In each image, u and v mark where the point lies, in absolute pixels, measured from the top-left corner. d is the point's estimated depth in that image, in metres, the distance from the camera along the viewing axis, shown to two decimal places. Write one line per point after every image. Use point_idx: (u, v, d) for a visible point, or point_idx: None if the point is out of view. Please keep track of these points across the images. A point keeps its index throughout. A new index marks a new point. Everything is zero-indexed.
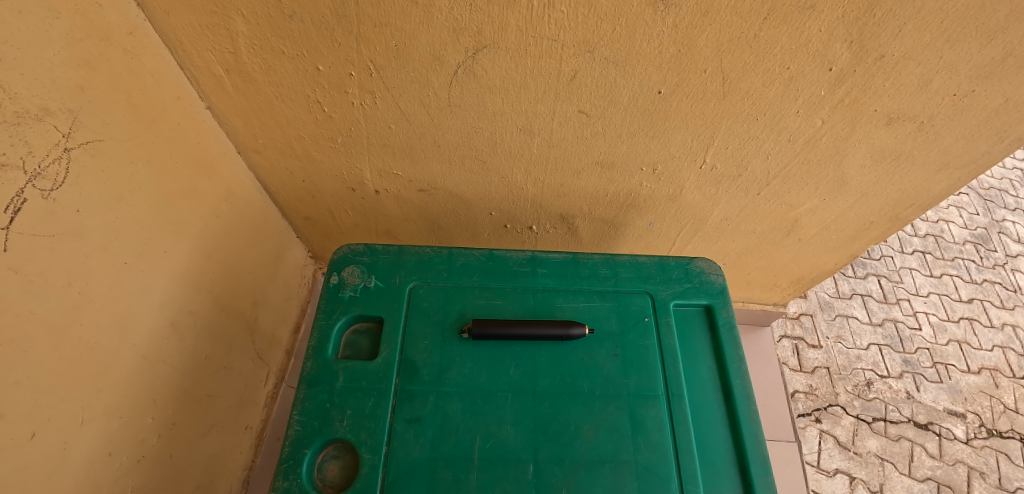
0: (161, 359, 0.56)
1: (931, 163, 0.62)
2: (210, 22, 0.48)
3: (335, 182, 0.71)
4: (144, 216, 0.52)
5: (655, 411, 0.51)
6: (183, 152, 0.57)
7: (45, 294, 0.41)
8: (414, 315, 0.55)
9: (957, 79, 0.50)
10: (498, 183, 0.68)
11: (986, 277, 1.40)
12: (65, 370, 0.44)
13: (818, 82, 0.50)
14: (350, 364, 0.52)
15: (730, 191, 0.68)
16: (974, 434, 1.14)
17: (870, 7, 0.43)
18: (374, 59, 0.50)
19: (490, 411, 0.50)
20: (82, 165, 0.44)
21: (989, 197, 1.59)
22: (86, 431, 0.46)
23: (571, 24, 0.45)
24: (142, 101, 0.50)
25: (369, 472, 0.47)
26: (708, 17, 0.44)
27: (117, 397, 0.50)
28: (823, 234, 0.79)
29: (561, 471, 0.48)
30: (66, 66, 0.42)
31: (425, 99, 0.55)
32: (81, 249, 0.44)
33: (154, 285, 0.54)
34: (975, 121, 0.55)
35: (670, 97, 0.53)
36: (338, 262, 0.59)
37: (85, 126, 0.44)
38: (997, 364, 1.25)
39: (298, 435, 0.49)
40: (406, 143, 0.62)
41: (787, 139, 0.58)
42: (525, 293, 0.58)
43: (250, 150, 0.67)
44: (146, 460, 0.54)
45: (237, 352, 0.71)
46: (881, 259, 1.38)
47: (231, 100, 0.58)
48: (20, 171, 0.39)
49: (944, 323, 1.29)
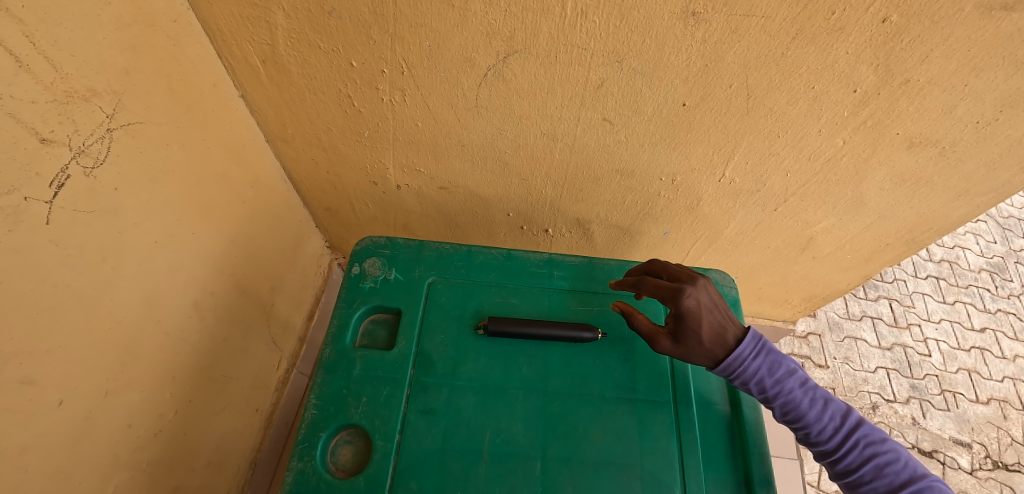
0: (181, 337, 0.57)
1: (951, 188, 0.62)
2: (251, 14, 0.50)
3: (358, 175, 0.73)
4: (176, 198, 0.53)
5: (663, 417, 0.52)
6: (214, 138, 0.58)
7: (80, 267, 0.43)
8: (431, 309, 0.57)
9: (981, 107, 0.50)
10: (518, 185, 0.69)
11: (1000, 306, 1.39)
12: (95, 342, 0.45)
13: (842, 103, 0.51)
14: (368, 353, 0.53)
15: (747, 206, 0.69)
16: (978, 465, 1.14)
17: (898, 31, 0.43)
18: (406, 58, 0.52)
19: (501, 407, 0.51)
20: (123, 145, 0.46)
21: (1008, 226, 1.56)
22: (109, 402, 0.48)
23: (603, 33, 0.46)
24: (180, 87, 0.52)
25: (382, 458, 0.48)
26: (737, 34, 0.44)
27: (140, 371, 0.51)
28: (838, 253, 0.79)
29: (568, 470, 0.49)
30: (114, 50, 0.44)
31: (454, 98, 0.56)
32: (116, 227, 0.46)
33: (180, 265, 0.55)
34: (998, 149, 0.55)
35: (693, 111, 0.54)
36: (359, 252, 0.60)
37: (127, 108, 0.46)
38: (1006, 395, 1.24)
39: (314, 418, 0.50)
40: (431, 141, 0.63)
41: (808, 157, 0.59)
42: (541, 294, 0.59)
43: (278, 139, 0.68)
44: (162, 434, 0.56)
45: (253, 335, 0.72)
46: (893, 282, 1.37)
47: (265, 91, 0.60)
48: (66, 148, 0.40)
49: (954, 350, 1.28)
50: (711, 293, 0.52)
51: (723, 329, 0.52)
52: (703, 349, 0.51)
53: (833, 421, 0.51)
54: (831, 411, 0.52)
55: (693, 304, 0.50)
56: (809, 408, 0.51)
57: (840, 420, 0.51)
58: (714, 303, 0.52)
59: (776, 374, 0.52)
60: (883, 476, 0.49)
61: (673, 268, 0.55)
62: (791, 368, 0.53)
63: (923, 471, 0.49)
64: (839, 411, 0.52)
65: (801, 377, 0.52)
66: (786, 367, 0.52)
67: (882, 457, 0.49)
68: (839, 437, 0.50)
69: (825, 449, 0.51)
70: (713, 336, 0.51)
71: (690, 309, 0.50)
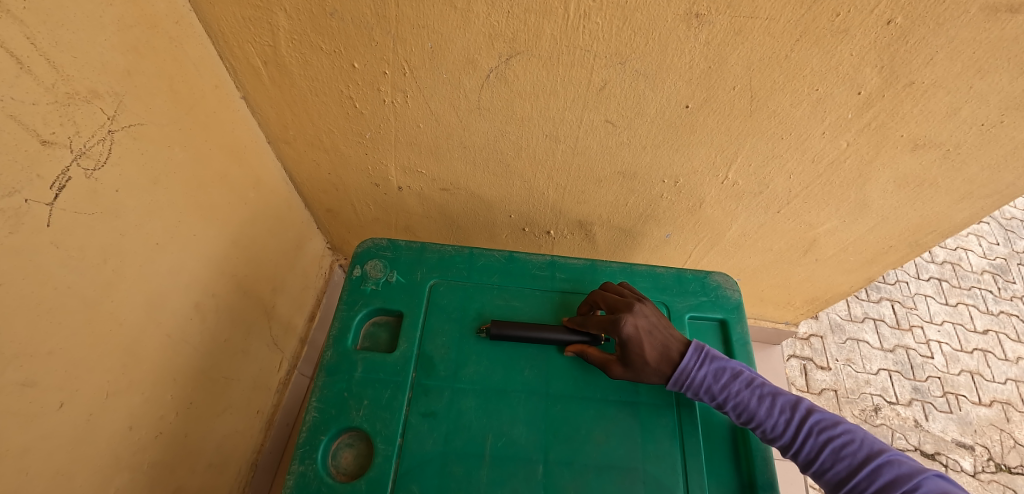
0: (182, 339, 0.57)
1: (954, 191, 0.62)
2: (253, 15, 0.50)
3: (360, 176, 0.72)
4: (177, 199, 0.53)
5: (667, 420, 0.52)
6: (216, 139, 0.58)
7: (82, 269, 0.43)
8: (433, 311, 0.57)
9: (985, 109, 0.50)
10: (520, 186, 0.69)
11: (1003, 308, 1.38)
12: (96, 344, 0.45)
13: (846, 105, 0.51)
14: (369, 355, 0.53)
15: (750, 208, 0.68)
16: (981, 467, 1.13)
17: (902, 33, 0.43)
18: (409, 59, 0.52)
19: (504, 410, 0.51)
20: (124, 146, 0.46)
21: (1011, 227, 1.55)
22: (110, 404, 0.48)
23: (605, 35, 0.46)
24: (182, 88, 0.52)
25: (383, 461, 0.48)
26: (740, 36, 0.44)
27: (141, 373, 0.51)
28: (841, 255, 0.79)
29: (570, 473, 0.49)
30: (115, 51, 0.44)
31: (456, 100, 0.56)
32: (117, 228, 0.46)
33: (181, 266, 0.55)
34: (1002, 151, 0.55)
35: (696, 113, 0.53)
36: (361, 254, 0.60)
37: (129, 110, 0.46)
38: (1009, 397, 1.23)
39: (315, 421, 0.50)
40: (433, 142, 0.63)
41: (811, 159, 0.59)
42: (544, 296, 0.59)
43: (280, 140, 0.68)
44: (162, 436, 0.56)
45: (254, 336, 0.72)
46: (895, 284, 1.36)
47: (267, 92, 0.60)
48: (67, 150, 0.40)
49: (957, 352, 1.28)
50: (652, 317, 0.52)
51: (666, 347, 0.51)
52: (651, 369, 0.51)
53: (782, 414, 0.49)
54: (780, 404, 0.50)
55: (632, 331, 0.50)
56: (763, 407, 0.50)
57: (789, 412, 0.50)
58: (654, 327, 0.52)
59: (722, 381, 0.51)
60: (842, 458, 0.47)
61: (607, 295, 0.55)
62: (735, 369, 0.51)
63: (881, 447, 0.48)
64: (786, 402, 0.50)
65: (746, 377, 0.51)
66: (730, 369, 0.51)
67: (837, 440, 0.48)
68: (789, 430, 0.49)
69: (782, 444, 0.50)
70: (663, 357, 0.51)
71: (628, 336, 0.50)
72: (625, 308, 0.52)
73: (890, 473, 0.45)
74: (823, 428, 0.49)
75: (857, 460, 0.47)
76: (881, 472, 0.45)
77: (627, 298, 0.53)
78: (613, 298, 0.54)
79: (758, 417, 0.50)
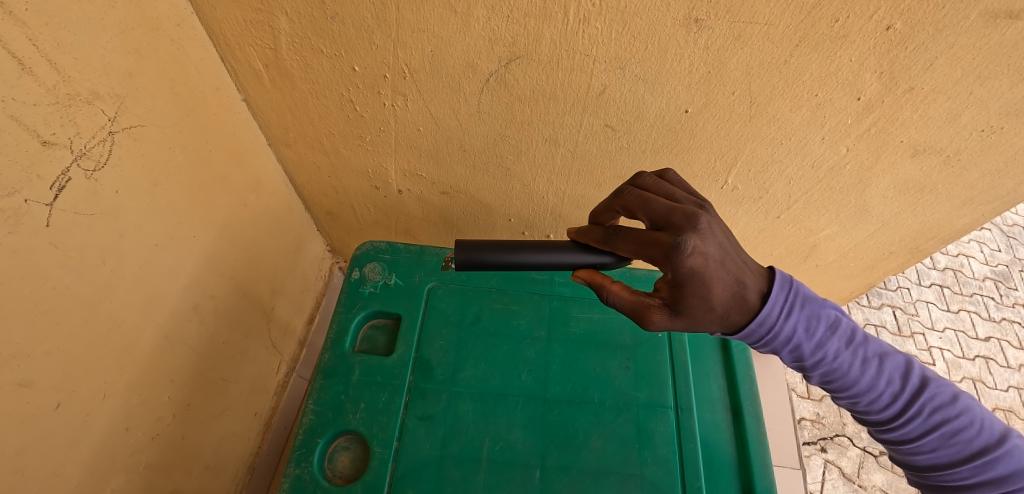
0: (181, 340, 0.57)
1: (955, 197, 0.62)
2: (255, 18, 0.50)
3: (360, 180, 0.73)
4: (177, 200, 0.53)
5: (663, 425, 0.53)
6: (217, 141, 0.59)
7: (80, 269, 0.42)
8: (431, 315, 0.58)
9: (985, 115, 0.50)
10: (520, 190, 0.69)
11: (1005, 315, 1.38)
12: (93, 345, 0.45)
13: (846, 110, 0.50)
14: (367, 358, 0.54)
15: (749, 213, 0.68)
16: None
17: (902, 39, 0.43)
18: (409, 63, 0.52)
19: (501, 414, 0.52)
20: (124, 148, 0.46)
21: (1013, 234, 1.55)
22: (107, 405, 0.48)
23: (604, 40, 0.46)
24: (183, 90, 0.52)
25: (379, 465, 0.49)
26: (740, 41, 0.44)
27: (139, 374, 0.51)
28: (841, 261, 0.79)
29: (567, 478, 0.50)
30: (117, 52, 0.44)
31: (456, 104, 0.56)
32: (116, 229, 0.46)
33: (180, 268, 0.55)
34: (1002, 158, 0.55)
35: (696, 117, 0.53)
36: (360, 257, 0.61)
37: (129, 111, 0.46)
38: (1011, 405, 1.24)
39: (312, 424, 0.51)
40: (432, 146, 0.63)
41: (811, 165, 0.59)
42: (541, 300, 0.60)
43: (280, 143, 0.68)
44: (159, 438, 0.56)
45: (253, 338, 0.72)
46: (897, 290, 1.36)
47: (268, 95, 0.60)
48: (67, 151, 0.40)
49: (958, 360, 1.28)
50: (721, 241, 0.43)
51: (739, 286, 0.45)
52: (715, 314, 0.44)
53: (889, 387, 0.53)
54: (888, 377, 0.53)
55: (698, 263, 0.42)
56: (850, 365, 0.52)
57: (898, 386, 0.53)
58: (723, 254, 0.43)
59: (817, 336, 0.50)
60: (948, 442, 0.52)
61: (657, 206, 0.45)
62: (832, 321, 0.51)
63: (999, 435, 0.52)
64: (896, 371, 0.53)
65: (846, 343, 0.52)
66: (826, 321, 0.50)
67: (952, 426, 0.52)
68: (906, 398, 0.53)
69: (849, 396, 0.54)
70: (729, 298, 0.44)
71: (697, 272, 0.42)
72: (686, 224, 0.43)
73: (1004, 466, 0.50)
74: (980, 416, 0.53)
75: (954, 437, 0.52)
76: (996, 464, 0.50)
77: (686, 208, 0.44)
78: (667, 209, 0.44)
79: (841, 375, 0.52)
